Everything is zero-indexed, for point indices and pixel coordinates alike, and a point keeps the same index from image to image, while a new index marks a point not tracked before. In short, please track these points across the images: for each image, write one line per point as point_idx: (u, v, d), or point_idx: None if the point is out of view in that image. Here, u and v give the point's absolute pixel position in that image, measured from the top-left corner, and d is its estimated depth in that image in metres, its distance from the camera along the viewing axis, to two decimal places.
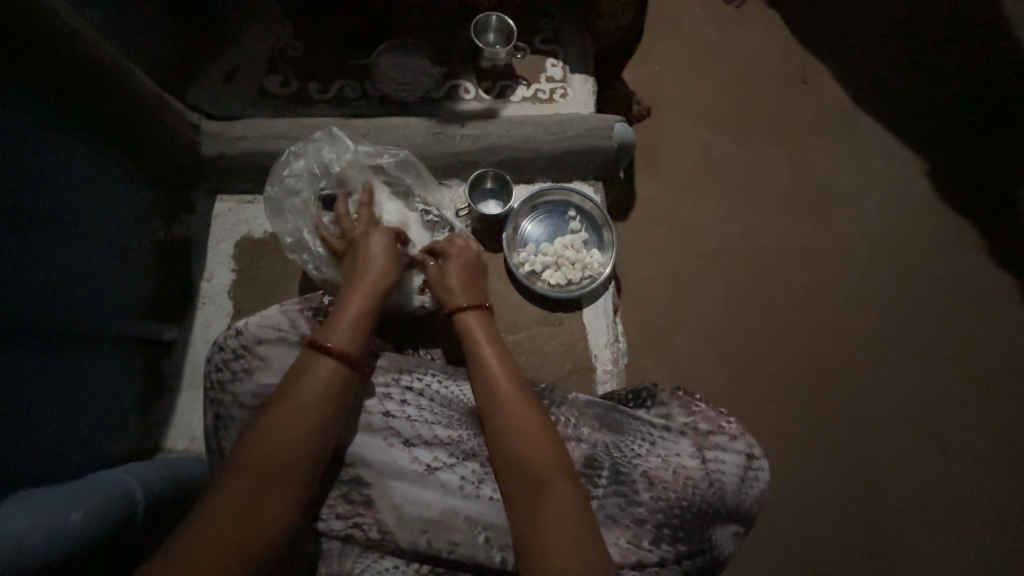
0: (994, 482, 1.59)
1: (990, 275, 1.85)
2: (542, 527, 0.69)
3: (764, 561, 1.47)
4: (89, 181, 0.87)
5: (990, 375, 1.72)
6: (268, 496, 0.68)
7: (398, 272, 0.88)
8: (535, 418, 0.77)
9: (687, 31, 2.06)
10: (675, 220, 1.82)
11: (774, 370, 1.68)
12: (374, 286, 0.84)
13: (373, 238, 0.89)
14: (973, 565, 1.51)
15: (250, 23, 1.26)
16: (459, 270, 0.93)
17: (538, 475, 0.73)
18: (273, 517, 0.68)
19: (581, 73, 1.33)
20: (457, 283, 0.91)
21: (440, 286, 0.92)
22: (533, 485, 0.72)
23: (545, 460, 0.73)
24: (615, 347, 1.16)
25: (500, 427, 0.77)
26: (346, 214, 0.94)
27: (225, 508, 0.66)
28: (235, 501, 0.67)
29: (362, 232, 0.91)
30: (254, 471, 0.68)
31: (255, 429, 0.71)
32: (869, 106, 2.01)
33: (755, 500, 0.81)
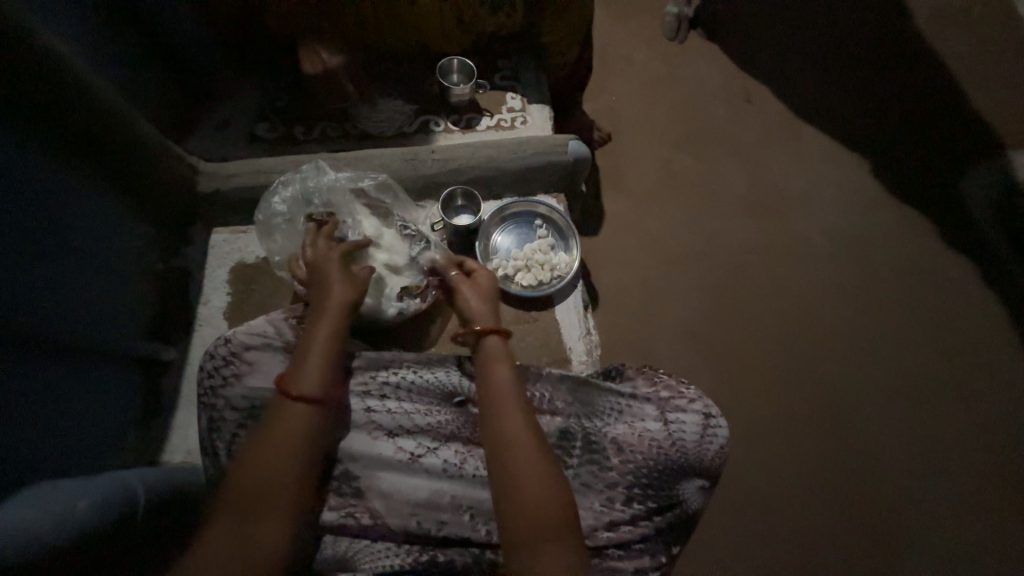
0: (970, 452, 1.66)
1: (942, 259, 1.98)
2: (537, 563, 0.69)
3: (760, 548, 1.50)
4: (100, 215, 0.99)
5: (953, 351, 1.82)
6: (266, 502, 0.72)
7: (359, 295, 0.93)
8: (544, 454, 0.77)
9: (637, 66, 2.28)
10: (642, 231, 1.95)
11: (750, 362, 1.76)
12: (338, 317, 0.88)
13: (331, 267, 0.94)
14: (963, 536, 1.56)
15: (241, 80, 1.43)
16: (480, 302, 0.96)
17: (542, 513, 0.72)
18: (272, 521, 0.71)
19: (538, 102, 1.49)
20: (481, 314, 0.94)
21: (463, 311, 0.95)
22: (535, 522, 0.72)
23: (550, 498, 0.73)
24: (588, 340, 1.24)
25: (495, 454, 0.78)
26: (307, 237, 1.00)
27: (226, 523, 0.70)
28: (233, 515, 0.70)
29: (323, 258, 0.95)
30: (248, 486, 0.72)
31: (253, 449, 0.74)
32: (809, 117, 2.21)
33: (716, 455, 0.87)
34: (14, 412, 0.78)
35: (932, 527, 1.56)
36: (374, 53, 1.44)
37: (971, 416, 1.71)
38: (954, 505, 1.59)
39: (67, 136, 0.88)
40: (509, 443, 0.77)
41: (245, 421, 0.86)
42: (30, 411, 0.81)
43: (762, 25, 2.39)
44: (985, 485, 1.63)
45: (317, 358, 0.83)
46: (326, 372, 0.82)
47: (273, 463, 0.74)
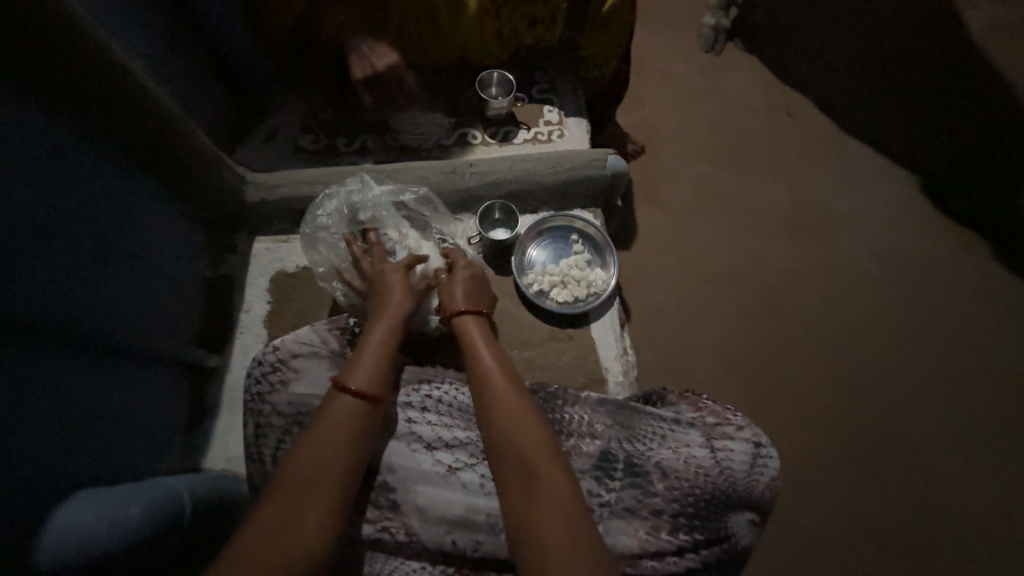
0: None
1: (998, 282, 1.88)
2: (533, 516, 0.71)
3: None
4: (158, 222, 1.03)
5: (1010, 380, 1.72)
6: (304, 510, 0.71)
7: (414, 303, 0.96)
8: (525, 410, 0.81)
9: (673, 78, 2.25)
10: (677, 246, 1.92)
11: (791, 385, 1.69)
12: (397, 320, 0.91)
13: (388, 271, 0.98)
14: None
15: (289, 93, 1.47)
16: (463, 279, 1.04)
17: (532, 467, 0.75)
18: (308, 530, 0.69)
19: (575, 116, 1.49)
20: (461, 290, 1.01)
21: (445, 293, 1.02)
22: (527, 477, 0.75)
23: (537, 451, 0.76)
24: (625, 359, 1.22)
25: (483, 417, 0.83)
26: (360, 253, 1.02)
27: (264, 524, 0.69)
28: (271, 519, 0.69)
29: (377, 271, 0.99)
30: (289, 491, 0.72)
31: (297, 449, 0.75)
32: (854, 131, 2.14)
33: (768, 487, 0.83)
34: (71, 415, 0.79)
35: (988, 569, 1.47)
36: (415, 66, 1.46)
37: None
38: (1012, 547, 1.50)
39: (132, 140, 0.91)
40: (506, 422, 0.80)
41: (290, 428, 0.85)
42: (84, 413, 0.82)
43: (804, 37, 2.33)
44: None
45: (370, 354, 0.85)
46: (379, 369, 0.84)
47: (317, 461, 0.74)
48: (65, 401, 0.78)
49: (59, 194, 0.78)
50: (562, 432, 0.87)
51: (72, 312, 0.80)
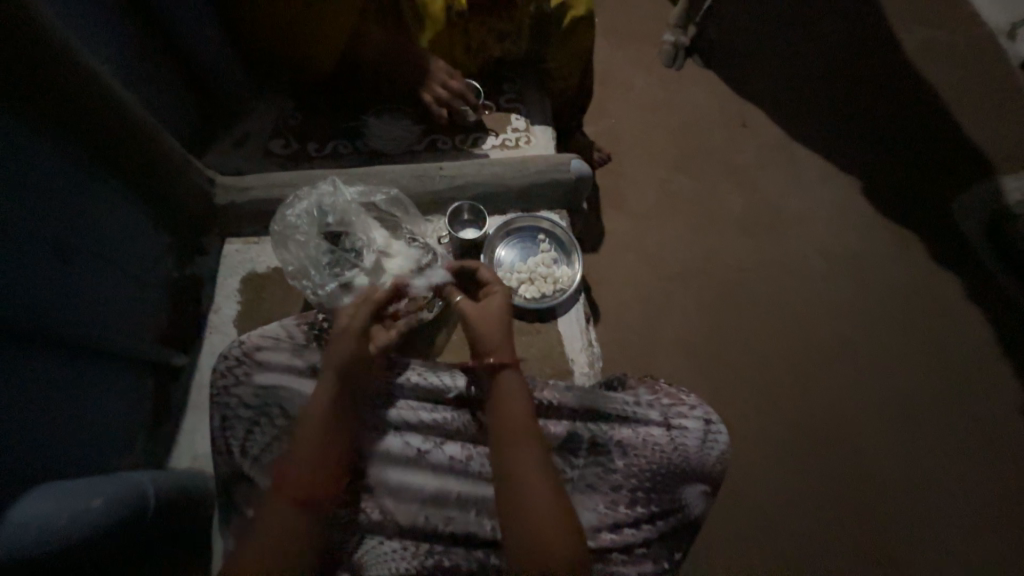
0: (963, 467, 1.70)
1: (935, 277, 2.03)
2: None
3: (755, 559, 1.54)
4: (123, 225, 1.04)
5: (947, 368, 1.86)
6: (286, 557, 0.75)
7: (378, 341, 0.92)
8: (542, 483, 0.78)
9: (636, 91, 2.37)
10: (641, 248, 2.00)
11: (749, 378, 1.80)
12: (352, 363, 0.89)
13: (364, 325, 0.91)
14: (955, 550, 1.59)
15: (259, 99, 1.49)
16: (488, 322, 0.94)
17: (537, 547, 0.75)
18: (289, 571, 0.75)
19: (541, 124, 1.56)
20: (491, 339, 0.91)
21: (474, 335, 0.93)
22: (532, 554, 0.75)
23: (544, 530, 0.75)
24: (590, 351, 1.27)
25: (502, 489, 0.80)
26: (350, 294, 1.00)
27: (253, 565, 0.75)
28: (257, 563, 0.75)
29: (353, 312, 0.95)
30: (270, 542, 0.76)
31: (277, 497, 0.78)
32: (804, 140, 2.29)
33: (718, 461, 0.88)
34: (22, 416, 0.78)
35: (925, 547, 1.59)
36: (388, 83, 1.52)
37: (966, 436, 1.75)
38: (947, 525, 1.62)
39: (102, 144, 0.93)
40: (515, 491, 0.78)
41: (259, 419, 0.88)
42: (35, 416, 0.81)
43: (756, 53, 2.49)
44: (978, 500, 1.66)
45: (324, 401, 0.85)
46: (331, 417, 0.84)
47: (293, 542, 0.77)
48: (17, 403, 0.78)
49: (15, 195, 0.79)
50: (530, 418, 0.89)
51: (24, 315, 0.79)
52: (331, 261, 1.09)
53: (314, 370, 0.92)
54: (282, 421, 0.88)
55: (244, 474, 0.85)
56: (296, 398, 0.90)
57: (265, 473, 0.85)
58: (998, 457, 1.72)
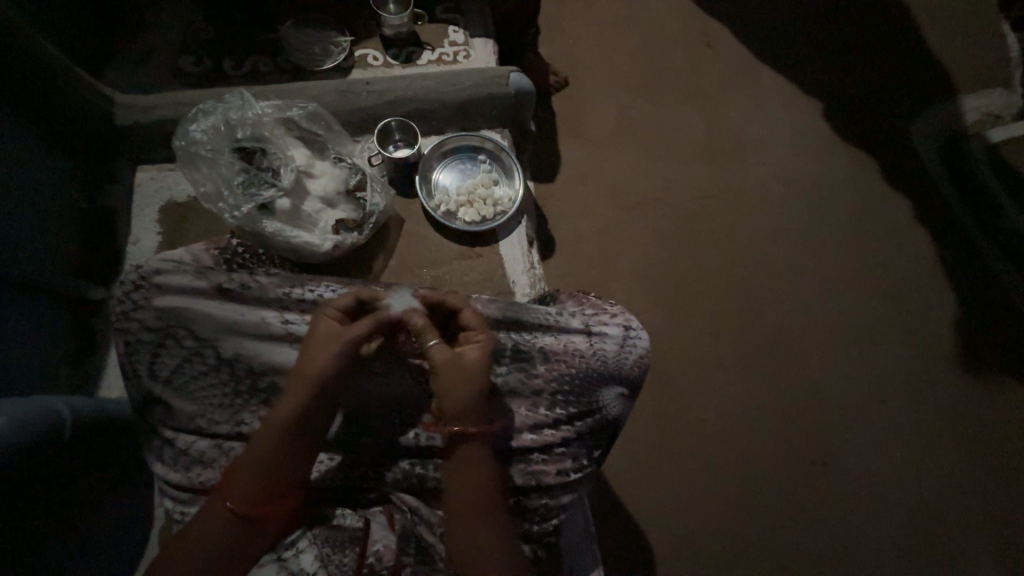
0: (895, 379, 1.82)
1: (888, 200, 2.05)
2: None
3: (698, 469, 1.66)
4: (6, 144, 0.95)
5: (890, 287, 1.93)
6: (233, 547, 0.74)
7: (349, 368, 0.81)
8: (486, 508, 0.75)
9: (595, 8, 2.22)
10: (599, 177, 1.95)
11: (701, 303, 1.84)
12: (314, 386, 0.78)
13: (324, 356, 0.79)
14: (880, 452, 1.73)
15: (162, 7, 1.32)
16: (460, 374, 0.78)
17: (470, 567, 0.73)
18: (237, 555, 0.74)
19: (481, 37, 1.45)
20: (454, 391, 0.77)
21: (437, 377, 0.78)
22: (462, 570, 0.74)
23: (480, 555, 0.73)
24: (532, 273, 1.25)
25: (453, 503, 0.76)
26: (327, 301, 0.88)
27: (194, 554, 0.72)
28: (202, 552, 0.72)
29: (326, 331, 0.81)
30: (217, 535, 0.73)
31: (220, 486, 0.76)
32: (768, 60, 2.20)
33: (636, 364, 0.90)
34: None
35: (853, 449, 1.73)
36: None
37: (900, 350, 1.85)
38: (874, 431, 1.76)
39: None
40: (465, 505, 0.75)
41: (164, 342, 0.83)
42: None
43: None
44: (906, 407, 1.79)
45: (281, 416, 0.77)
46: (281, 431, 0.76)
47: (222, 562, 0.73)
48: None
49: None
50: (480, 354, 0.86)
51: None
52: (245, 181, 1.03)
53: (221, 290, 0.87)
54: (190, 342, 0.83)
55: (157, 398, 0.83)
56: (204, 320, 0.84)
57: (179, 396, 0.83)
58: (928, 369, 1.84)
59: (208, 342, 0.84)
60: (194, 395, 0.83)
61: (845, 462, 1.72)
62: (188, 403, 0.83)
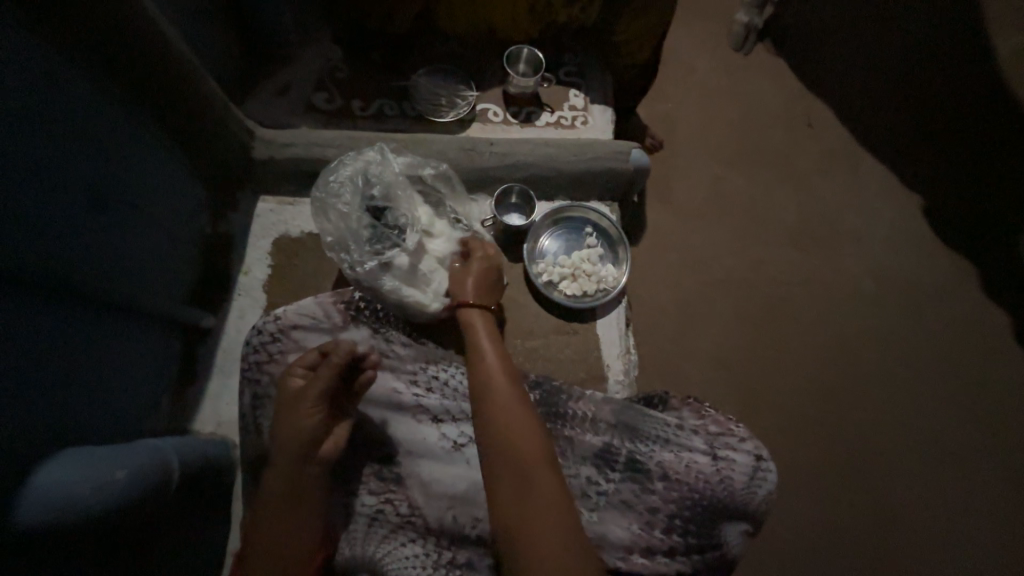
0: (998, 521, 1.59)
1: (995, 315, 1.88)
2: (521, 512, 0.72)
3: None
4: (157, 176, 0.98)
5: (996, 414, 1.73)
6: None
7: (314, 429, 0.83)
8: (520, 408, 0.82)
9: (698, 75, 2.20)
10: (684, 247, 1.88)
11: (783, 397, 1.69)
12: (294, 445, 0.82)
13: (308, 418, 0.82)
14: None
15: (304, 43, 1.37)
16: (475, 280, 1.02)
17: (519, 467, 0.76)
18: None
19: (601, 104, 1.43)
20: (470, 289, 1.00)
21: (456, 284, 1.02)
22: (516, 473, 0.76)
23: (526, 451, 0.77)
24: (626, 358, 1.20)
25: (482, 403, 0.84)
26: (305, 358, 0.88)
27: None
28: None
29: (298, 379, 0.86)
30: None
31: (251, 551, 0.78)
32: (873, 150, 2.12)
33: (764, 499, 0.88)
34: (52, 363, 0.75)
35: None
36: (453, 42, 1.42)
37: (1007, 490, 1.63)
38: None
39: (141, 84, 0.87)
40: (497, 411, 0.82)
41: None
42: (59, 379, 0.77)
43: (834, 48, 2.28)
44: (1010, 558, 1.56)
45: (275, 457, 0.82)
46: (288, 482, 0.81)
47: None
48: (39, 348, 0.73)
49: (57, 142, 0.75)
50: (562, 451, 0.90)
51: (44, 256, 0.73)
52: (371, 236, 1.03)
53: None
54: None
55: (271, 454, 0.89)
56: None
57: None
58: None
59: None
60: None
61: None
62: None
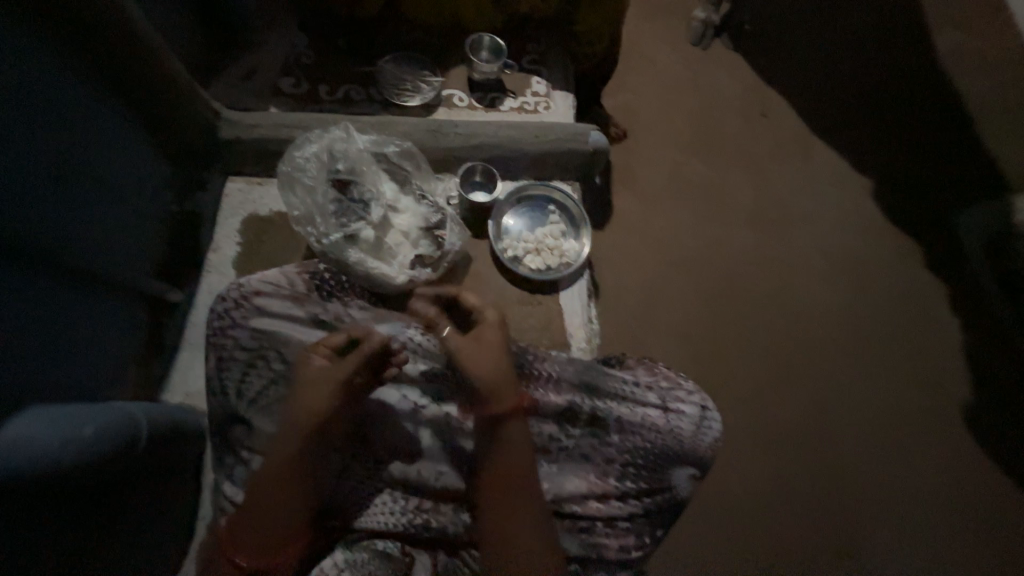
0: (941, 477, 1.70)
1: (936, 288, 2.01)
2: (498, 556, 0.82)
3: (729, 545, 1.53)
4: (125, 152, 1.00)
5: (937, 379, 1.85)
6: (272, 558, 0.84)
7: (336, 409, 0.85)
8: (517, 473, 0.85)
9: (660, 67, 2.30)
10: (648, 229, 1.96)
11: (742, 368, 1.78)
12: (309, 422, 0.83)
13: (324, 400, 0.84)
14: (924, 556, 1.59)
15: (270, 29, 1.39)
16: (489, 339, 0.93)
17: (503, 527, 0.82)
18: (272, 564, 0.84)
19: (562, 90, 1.50)
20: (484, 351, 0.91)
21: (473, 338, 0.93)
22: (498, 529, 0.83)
23: (512, 517, 0.83)
24: (588, 327, 1.26)
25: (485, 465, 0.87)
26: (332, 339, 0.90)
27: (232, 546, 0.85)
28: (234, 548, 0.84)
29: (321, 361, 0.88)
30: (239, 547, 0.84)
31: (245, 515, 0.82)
32: (823, 137, 2.25)
33: (710, 446, 0.95)
34: (19, 325, 0.77)
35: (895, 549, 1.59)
36: (419, 30, 1.47)
37: (947, 448, 1.75)
38: (918, 533, 1.62)
39: (104, 60, 0.89)
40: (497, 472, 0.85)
41: (253, 361, 0.94)
42: (30, 343, 0.78)
43: (786, 42, 2.42)
44: (951, 510, 1.67)
45: (290, 437, 0.83)
46: (294, 460, 0.82)
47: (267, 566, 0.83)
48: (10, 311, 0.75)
49: (24, 114, 0.76)
50: (527, 409, 0.94)
51: (11, 226, 0.75)
52: (337, 211, 1.07)
53: (315, 319, 0.99)
54: (279, 365, 0.93)
55: (241, 416, 0.91)
56: (292, 345, 0.95)
57: (259, 415, 0.91)
58: (974, 474, 1.72)
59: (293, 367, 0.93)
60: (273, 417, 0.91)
61: (887, 560, 1.58)
62: (266, 424, 0.90)
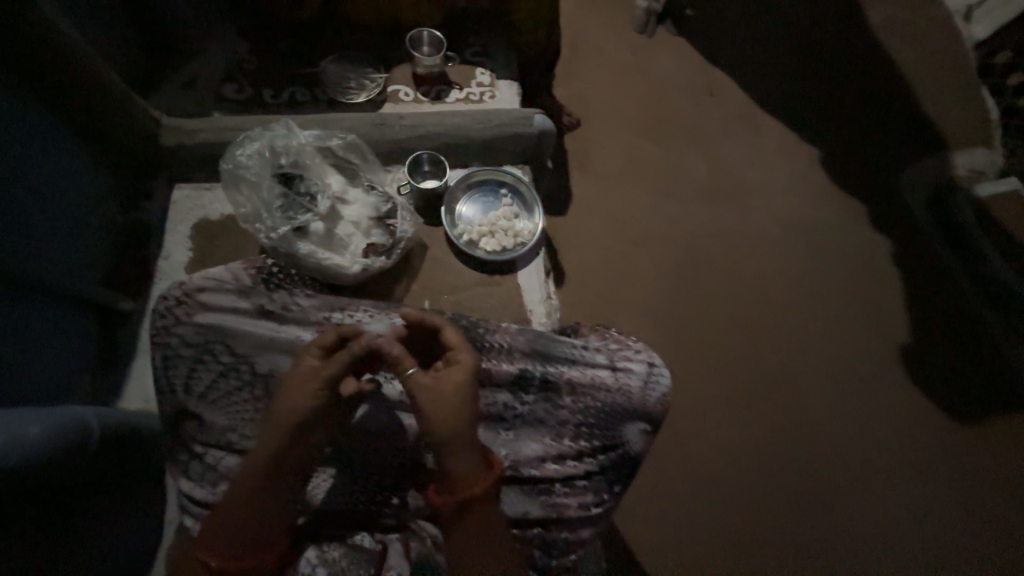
0: (904, 422, 1.77)
1: (886, 245, 2.10)
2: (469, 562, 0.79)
3: (705, 504, 1.57)
4: (59, 162, 1.00)
5: (895, 329, 1.92)
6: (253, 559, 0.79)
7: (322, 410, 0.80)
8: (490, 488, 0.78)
9: (607, 55, 2.37)
10: (606, 210, 2.01)
11: (707, 335, 1.83)
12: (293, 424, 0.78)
13: (303, 399, 0.79)
14: (892, 498, 1.65)
15: (210, 37, 1.40)
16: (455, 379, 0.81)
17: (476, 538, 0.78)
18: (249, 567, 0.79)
19: (506, 78, 1.53)
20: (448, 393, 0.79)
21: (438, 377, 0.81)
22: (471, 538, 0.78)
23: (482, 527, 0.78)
24: (547, 303, 1.29)
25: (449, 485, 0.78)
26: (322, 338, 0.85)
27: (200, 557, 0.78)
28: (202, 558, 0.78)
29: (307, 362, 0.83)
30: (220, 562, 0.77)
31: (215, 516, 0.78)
32: (767, 111, 2.33)
33: (659, 400, 0.97)
34: None
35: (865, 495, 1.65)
36: (360, 31, 1.50)
37: (908, 394, 1.81)
38: (886, 478, 1.68)
39: (25, 70, 0.89)
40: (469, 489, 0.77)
41: (201, 357, 0.94)
42: None
43: (726, 24, 2.51)
44: (916, 452, 1.73)
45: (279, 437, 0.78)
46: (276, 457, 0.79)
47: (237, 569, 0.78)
48: None
49: None
50: (479, 380, 0.95)
51: None
52: (283, 205, 1.08)
53: (261, 309, 0.99)
54: (227, 357, 0.94)
55: (190, 411, 0.92)
56: (241, 337, 0.96)
57: (208, 409, 0.92)
58: (935, 416, 1.79)
59: (244, 359, 0.94)
60: (225, 410, 0.92)
61: (858, 506, 1.63)
62: (217, 417, 0.91)
